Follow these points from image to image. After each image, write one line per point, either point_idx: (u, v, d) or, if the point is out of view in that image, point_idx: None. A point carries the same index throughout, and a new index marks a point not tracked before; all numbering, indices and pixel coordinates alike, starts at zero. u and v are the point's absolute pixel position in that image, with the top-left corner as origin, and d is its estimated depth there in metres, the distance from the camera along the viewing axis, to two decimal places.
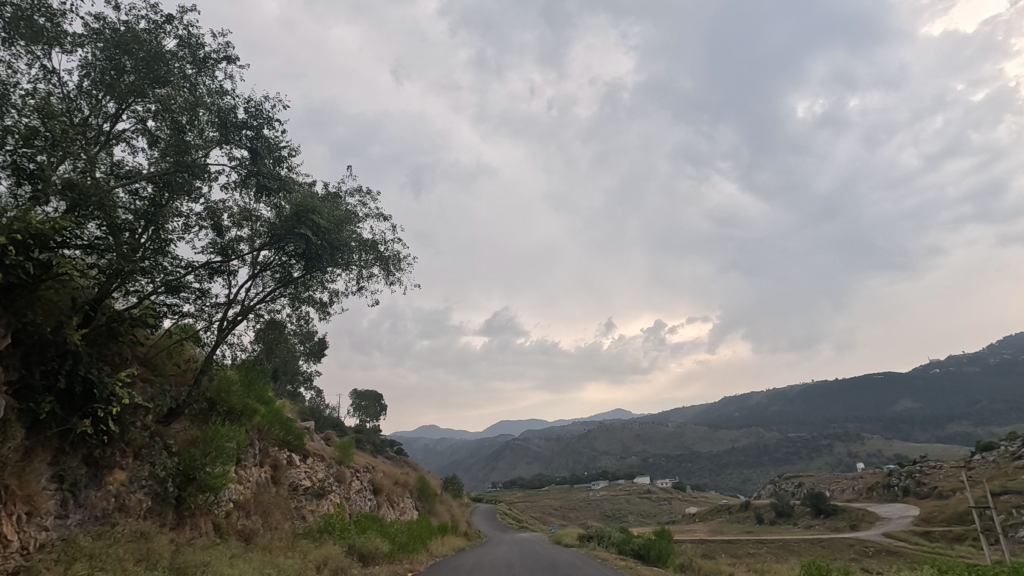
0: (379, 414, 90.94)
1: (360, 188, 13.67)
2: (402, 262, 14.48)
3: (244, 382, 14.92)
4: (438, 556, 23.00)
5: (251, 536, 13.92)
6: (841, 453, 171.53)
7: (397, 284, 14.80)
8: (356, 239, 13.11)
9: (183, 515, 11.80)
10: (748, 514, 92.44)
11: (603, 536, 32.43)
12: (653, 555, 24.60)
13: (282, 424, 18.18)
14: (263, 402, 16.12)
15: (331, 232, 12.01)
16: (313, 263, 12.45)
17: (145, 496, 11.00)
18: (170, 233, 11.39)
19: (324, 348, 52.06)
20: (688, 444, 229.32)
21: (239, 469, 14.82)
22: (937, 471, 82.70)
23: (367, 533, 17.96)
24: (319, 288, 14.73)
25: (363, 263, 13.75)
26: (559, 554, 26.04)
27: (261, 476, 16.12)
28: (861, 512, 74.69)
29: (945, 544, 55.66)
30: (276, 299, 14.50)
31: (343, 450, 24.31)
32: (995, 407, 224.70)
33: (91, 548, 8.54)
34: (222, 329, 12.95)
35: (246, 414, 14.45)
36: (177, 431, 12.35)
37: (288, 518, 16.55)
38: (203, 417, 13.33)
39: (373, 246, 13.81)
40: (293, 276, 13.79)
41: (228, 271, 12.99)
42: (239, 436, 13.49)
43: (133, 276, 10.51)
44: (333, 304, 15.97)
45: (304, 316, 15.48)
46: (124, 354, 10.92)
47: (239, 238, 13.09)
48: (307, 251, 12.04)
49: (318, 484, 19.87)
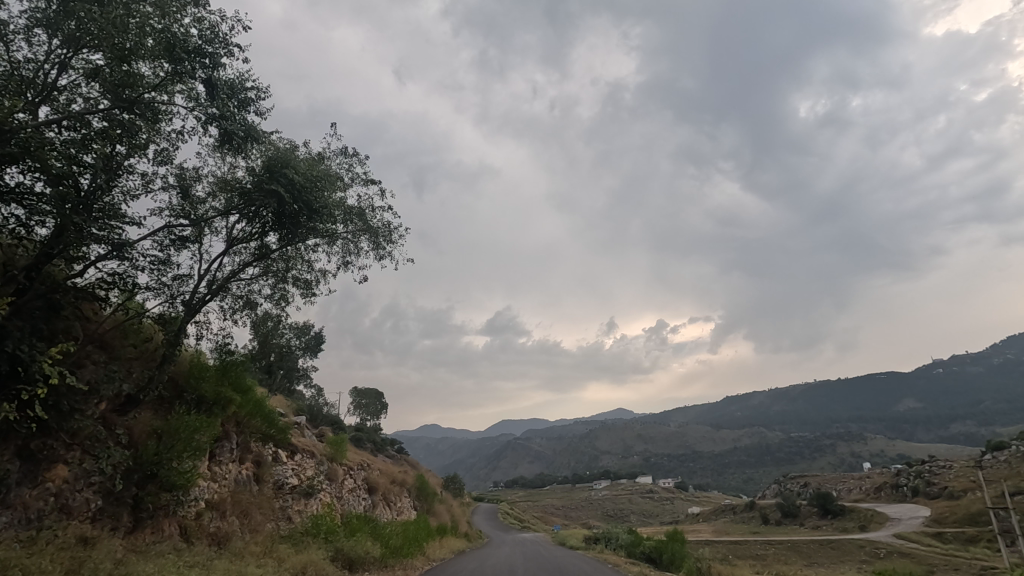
0: (380, 411, 89.73)
1: (347, 150, 12.16)
2: (394, 235, 12.98)
3: (219, 371, 13.40)
4: (435, 559, 21.47)
5: (224, 539, 12.47)
6: (846, 452, 169.82)
7: (388, 259, 13.30)
8: (340, 204, 11.62)
9: (140, 518, 10.27)
10: (753, 514, 90.87)
11: (610, 537, 30.95)
12: (666, 558, 23.08)
13: (265, 416, 16.57)
14: (243, 393, 14.60)
15: (310, 191, 10.53)
16: (289, 229, 10.94)
17: (93, 495, 9.51)
18: (121, 192, 9.86)
19: (320, 342, 50.86)
20: (691, 444, 227.37)
21: (212, 465, 13.34)
22: (947, 471, 80.95)
23: (358, 535, 16.53)
24: (302, 264, 13.27)
25: (349, 235, 12.33)
26: (566, 559, 24.52)
27: (240, 473, 14.69)
28: (870, 513, 72.89)
29: (960, 546, 54.05)
30: (254, 278, 12.98)
31: (335, 446, 22.87)
32: (1001, 407, 222.02)
33: (7, 558, 7.06)
34: (190, 307, 11.47)
35: (222, 404, 12.91)
36: (135, 420, 10.83)
37: (270, 519, 15.14)
38: (164, 406, 11.75)
39: (361, 214, 12.35)
40: (270, 249, 12.28)
41: (196, 242, 11.48)
42: (211, 427, 12.03)
43: (74, 239, 8.98)
44: (318, 285, 14.46)
45: (287, 299, 14.01)
46: (71, 329, 9.47)
47: (209, 203, 11.60)
48: (281, 213, 10.55)
49: (307, 482, 18.47)
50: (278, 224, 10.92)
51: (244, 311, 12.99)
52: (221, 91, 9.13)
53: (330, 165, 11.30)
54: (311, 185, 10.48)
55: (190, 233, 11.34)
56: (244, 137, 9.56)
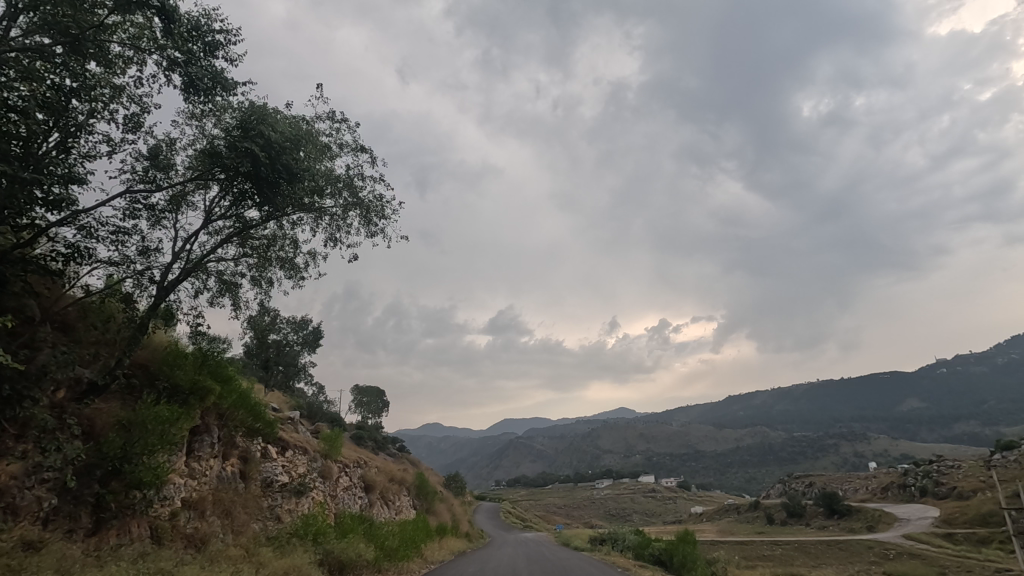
0: (382, 409, 88.94)
1: (334, 114, 11.17)
2: (386, 210, 11.95)
3: (197, 360, 12.30)
4: (434, 561, 20.38)
5: (204, 541, 11.47)
6: (850, 451, 168.50)
7: (380, 236, 12.24)
8: (323, 170, 10.59)
9: (102, 518, 9.24)
10: (757, 514, 89.64)
11: (618, 538, 29.85)
12: (677, 561, 21.84)
13: (251, 409, 15.42)
14: (225, 382, 13.55)
15: (288, 152, 9.50)
16: (267, 195, 9.88)
17: (47, 493, 8.47)
18: (79, 153, 8.82)
19: (319, 337, 50.02)
20: (693, 443, 225.64)
21: (189, 460, 12.28)
22: (955, 471, 79.69)
23: (350, 536, 15.45)
24: (288, 243, 12.28)
25: (337, 207, 11.32)
26: (572, 560, 23.40)
27: (223, 470, 13.66)
28: (878, 513, 71.66)
29: (971, 546, 52.90)
30: (237, 259, 11.94)
31: (329, 442, 21.80)
32: (1005, 407, 220.50)
33: None
34: (163, 287, 10.43)
35: (201, 393, 11.75)
36: (96, 411, 9.74)
37: (257, 520, 14.11)
38: (132, 394, 10.71)
39: (349, 185, 11.30)
40: (250, 223, 11.24)
41: (166, 218, 10.42)
42: (188, 421, 11.01)
43: (23, 199, 7.93)
44: (306, 268, 13.41)
45: (273, 284, 12.96)
46: (24, 308, 8.50)
47: (183, 173, 10.57)
48: (256, 176, 9.51)
49: (299, 480, 17.42)
50: (255, 189, 9.95)
51: (223, 294, 11.90)
52: (179, 30, 8.24)
53: (312, 127, 10.39)
54: (289, 143, 9.54)
55: (164, 206, 10.39)
56: (211, 83, 8.66)
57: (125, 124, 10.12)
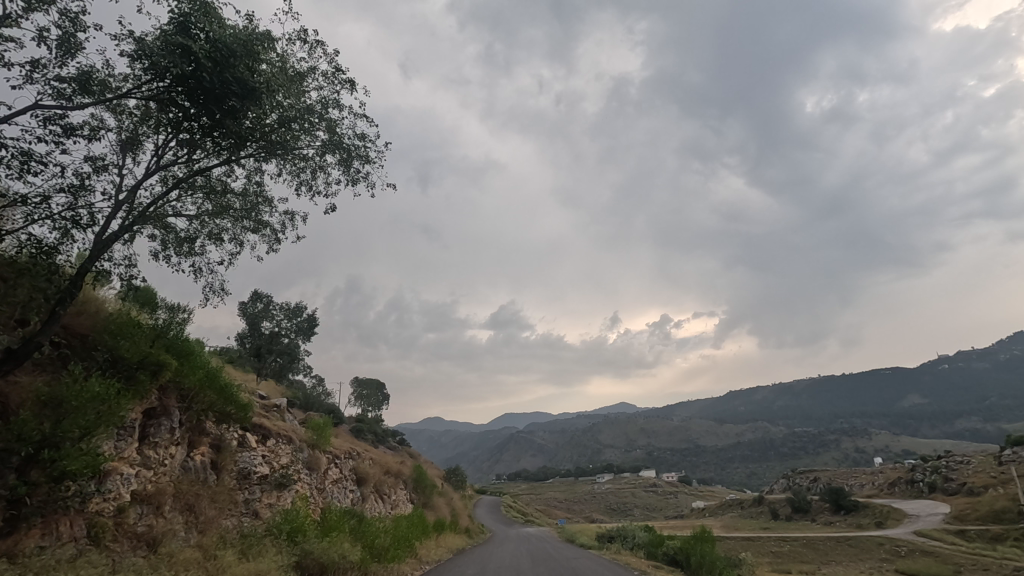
0: (381, 403, 87.38)
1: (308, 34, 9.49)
2: (369, 151, 10.15)
3: (148, 332, 10.55)
4: (429, 562, 18.56)
5: (157, 540, 9.78)
6: (852, 446, 167.03)
7: (360, 183, 10.45)
8: (288, 94, 8.84)
9: (20, 516, 7.52)
10: (761, 509, 88.12)
11: (626, 534, 28.12)
12: (696, 562, 19.95)
13: (223, 391, 13.66)
14: (185, 361, 11.82)
15: (238, 60, 7.81)
16: (216, 115, 8.15)
17: None
18: None
19: (313, 324, 48.34)
20: (694, 437, 224.27)
21: (143, 448, 10.55)
22: (965, 466, 77.85)
23: (334, 535, 13.68)
24: (256, 197, 10.56)
25: (308, 142, 9.56)
26: (580, 559, 21.55)
27: (189, 460, 11.95)
28: (886, 508, 69.89)
29: (985, 544, 50.98)
30: (196, 214, 10.19)
31: (318, 431, 20.06)
32: (1007, 403, 218.73)
33: None
34: (98, 239, 8.69)
35: (152, 369, 10.01)
36: (13, 386, 8.04)
37: (229, 515, 12.45)
38: (58, 363, 9.00)
39: (322, 116, 9.49)
40: (207, 167, 9.49)
41: (102, 156, 8.66)
42: (134, 401, 9.31)
43: None
44: (284, 231, 11.60)
45: (242, 248, 11.14)
46: None
47: (127, 102, 8.87)
48: (199, 88, 7.82)
49: (280, 471, 15.69)
50: (204, 114, 8.21)
51: (180, 253, 10.11)
52: None
53: (277, 44, 8.70)
54: (240, 50, 7.81)
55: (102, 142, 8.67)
56: None
57: (57, 45, 8.43)
